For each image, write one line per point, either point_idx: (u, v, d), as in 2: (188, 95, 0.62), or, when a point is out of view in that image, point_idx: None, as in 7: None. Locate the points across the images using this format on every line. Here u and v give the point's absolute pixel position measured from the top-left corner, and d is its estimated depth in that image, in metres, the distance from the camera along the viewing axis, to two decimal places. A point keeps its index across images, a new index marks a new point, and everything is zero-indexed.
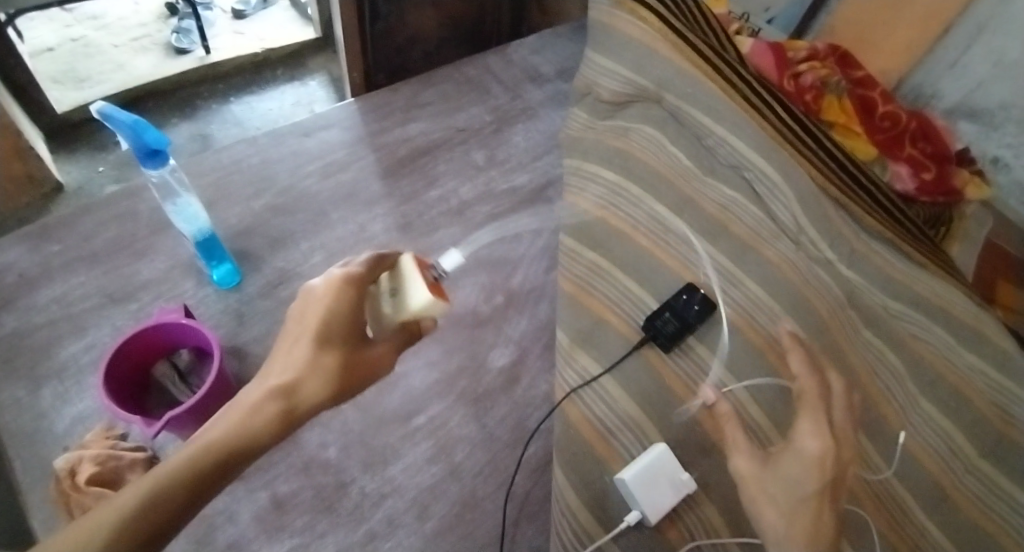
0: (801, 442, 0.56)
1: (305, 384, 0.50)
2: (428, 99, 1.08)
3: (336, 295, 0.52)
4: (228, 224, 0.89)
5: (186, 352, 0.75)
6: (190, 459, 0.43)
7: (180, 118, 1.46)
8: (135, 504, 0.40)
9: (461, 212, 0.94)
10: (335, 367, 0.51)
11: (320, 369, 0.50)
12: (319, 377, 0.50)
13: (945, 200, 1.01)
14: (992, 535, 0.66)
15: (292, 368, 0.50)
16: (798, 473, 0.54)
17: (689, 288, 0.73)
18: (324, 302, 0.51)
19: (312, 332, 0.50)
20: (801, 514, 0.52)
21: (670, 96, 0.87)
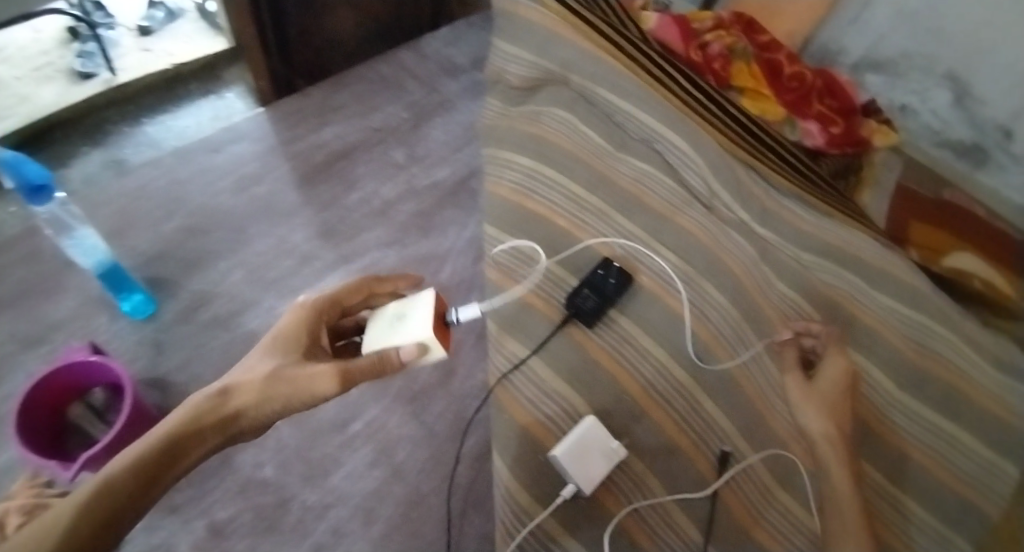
0: (833, 359, 0.68)
1: (239, 392, 0.48)
2: (341, 101, 1.06)
3: (281, 326, 0.53)
4: (137, 252, 0.86)
5: (101, 391, 0.72)
6: (133, 461, 0.42)
7: (91, 146, 1.28)
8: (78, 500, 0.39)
9: (384, 212, 0.93)
10: (266, 377, 0.49)
11: (253, 382, 0.48)
12: (250, 389, 0.48)
13: (855, 150, 1.02)
14: (920, 464, 0.68)
15: (234, 379, 0.49)
16: (833, 378, 0.67)
17: (605, 265, 0.74)
18: (274, 333, 0.53)
19: (256, 355, 0.52)
20: (835, 404, 0.65)
21: (575, 77, 0.88)
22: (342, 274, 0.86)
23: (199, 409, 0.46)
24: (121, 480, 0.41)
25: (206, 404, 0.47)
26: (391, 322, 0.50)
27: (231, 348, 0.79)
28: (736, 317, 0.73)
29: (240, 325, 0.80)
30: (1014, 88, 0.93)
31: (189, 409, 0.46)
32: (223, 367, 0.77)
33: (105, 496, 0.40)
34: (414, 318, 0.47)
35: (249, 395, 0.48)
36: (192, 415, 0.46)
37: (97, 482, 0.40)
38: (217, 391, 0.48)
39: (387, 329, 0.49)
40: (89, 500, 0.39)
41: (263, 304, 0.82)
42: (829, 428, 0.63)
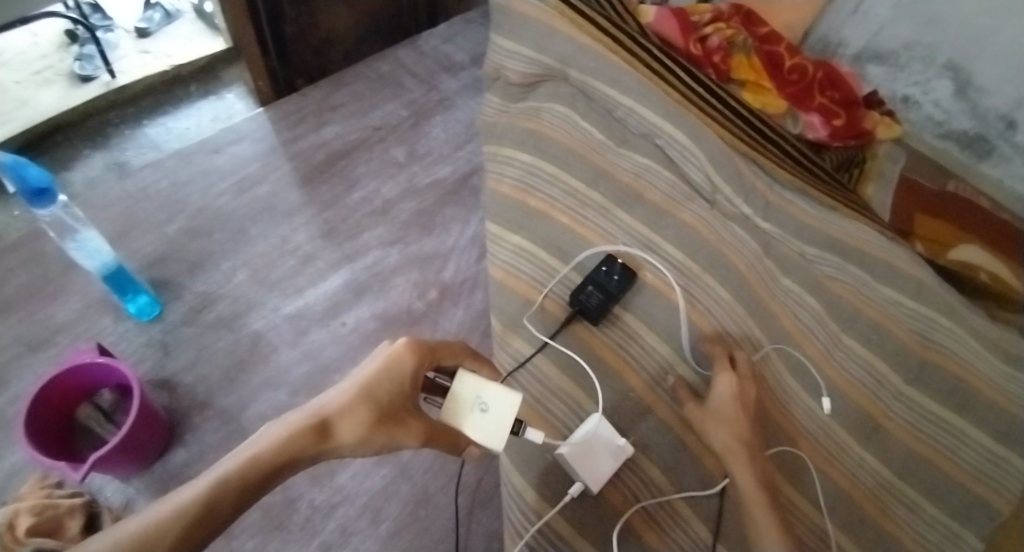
0: (720, 377, 0.63)
1: (339, 431, 0.44)
2: (341, 100, 1.06)
3: (396, 359, 0.47)
4: (141, 254, 0.86)
5: (107, 393, 0.73)
6: (233, 474, 0.41)
7: (94, 148, 1.28)
8: (178, 511, 0.38)
9: (386, 211, 0.93)
10: (370, 427, 0.45)
11: (357, 420, 0.45)
12: (354, 426, 0.44)
13: (858, 141, 1.02)
14: (927, 457, 0.68)
15: (337, 409, 0.45)
16: (723, 395, 0.62)
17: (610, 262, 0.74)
18: (382, 365, 0.47)
19: (355, 390, 0.46)
20: (736, 422, 0.60)
21: (574, 72, 0.88)
22: (345, 273, 0.86)
23: (297, 448, 0.42)
24: (218, 503, 0.39)
25: (305, 438, 0.43)
26: (475, 405, 0.48)
27: (235, 349, 0.79)
28: (741, 312, 0.73)
29: (244, 326, 0.81)
30: (1014, 77, 0.93)
31: (287, 442, 0.42)
32: (229, 367, 0.77)
33: (200, 518, 0.39)
34: (499, 418, 0.48)
35: (351, 437, 0.44)
36: (295, 450, 0.43)
37: (194, 510, 0.38)
38: (318, 424, 0.44)
39: (466, 409, 0.48)
40: (184, 524, 0.38)
41: (267, 304, 0.83)
42: (735, 445, 0.58)
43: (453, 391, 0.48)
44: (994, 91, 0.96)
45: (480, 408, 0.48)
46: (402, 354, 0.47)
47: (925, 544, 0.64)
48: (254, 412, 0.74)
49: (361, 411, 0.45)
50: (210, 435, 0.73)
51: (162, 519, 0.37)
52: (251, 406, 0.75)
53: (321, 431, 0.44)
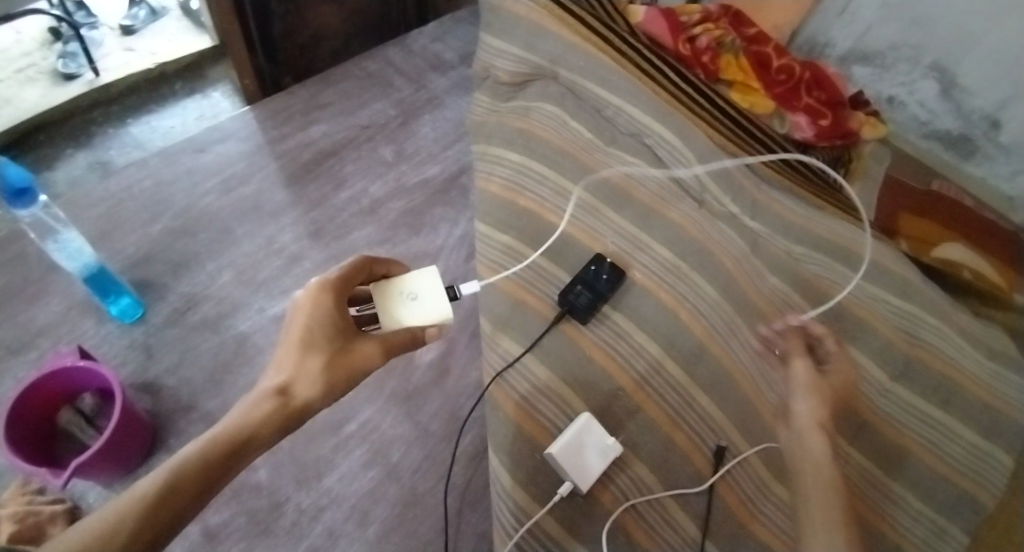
0: (838, 364, 0.68)
1: (296, 390, 0.48)
2: (328, 98, 1.05)
3: (317, 305, 0.49)
4: (124, 255, 0.85)
5: (89, 397, 0.71)
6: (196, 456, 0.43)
7: (76, 148, 1.26)
8: (144, 497, 0.40)
9: (374, 211, 0.92)
10: (322, 372, 0.48)
11: (305, 373, 0.48)
12: (305, 380, 0.48)
13: (844, 142, 1.02)
14: (913, 453, 0.69)
15: (283, 369, 0.48)
16: (834, 377, 0.66)
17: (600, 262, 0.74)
18: (305, 315, 0.49)
19: (292, 347, 0.49)
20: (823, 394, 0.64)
21: (564, 71, 0.88)
22: None
23: (261, 418, 0.46)
24: (181, 481, 0.42)
25: (264, 403, 0.47)
26: (405, 295, 0.54)
27: (220, 350, 0.78)
28: (728, 311, 0.73)
29: (229, 327, 0.79)
30: (999, 77, 0.94)
31: (248, 417, 0.46)
32: (213, 370, 0.76)
33: (164, 503, 0.41)
34: (431, 291, 0.54)
35: (308, 390, 0.48)
36: (253, 420, 0.46)
37: (160, 493, 0.41)
38: (276, 392, 0.47)
39: (397, 304, 0.53)
40: (152, 504, 0.40)
41: (253, 305, 0.81)
42: (817, 419, 0.61)
43: (380, 296, 0.54)
44: (980, 91, 0.97)
45: (411, 297, 0.54)
46: (319, 296, 0.50)
47: (912, 539, 0.65)
48: None
49: (306, 361, 0.48)
50: (195, 438, 0.72)
51: (131, 499, 0.40)
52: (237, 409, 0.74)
53: (276, 394, 0.47)
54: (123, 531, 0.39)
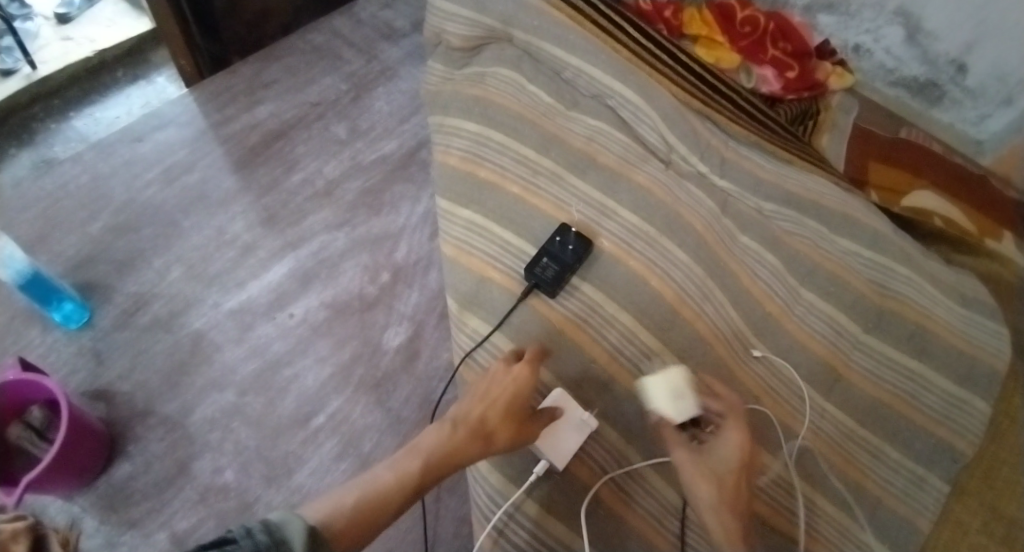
0: (727, 432, 0.59)
1: (494, 438, 0.52)
2: (274, 76, 0.99)
3: (523, 377, 0.56)
4: (65, 257, 0.80)
5: (38, 409, 0.66)
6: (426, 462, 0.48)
7: (18, 147, 1.18)
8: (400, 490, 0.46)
9: (330, 192, 0.88)
10: (515, 438, 0.53)
11: (509, 421, 0.53)
12: (506, 428, 0.53)
13: (811, 94, 1.00)
14: (889, 405, 0.68)
15: (491, 411, 0.53)
16: (730, 457, 0.58)
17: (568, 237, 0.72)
18: (513, 380, 0.55)
19: (501, 402, 0.54)
20: (726, 483, 0.57)
21: (518, 31, 0.85)
22: (290, 262, 0.81)
23: (468, 452, 0.51)
24: (412, 489, 0.47)
25: (470, 436, 0.51)
26: (669, 390, 0.59)
27: (176, 350, 0.74)
28: (699, 273, 0.71)
29: (183, 325, 0.76)
30: (964, 18, 0.89)
31: (461, 447, 0.50)
32: (170, 371, 0.73)
33: (410, 496, 0.47)
34: (691, 404, 0.58)
35: (504, 442, 0.52)
36: (460, 445, 0.50)
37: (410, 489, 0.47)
38: (480, 429, 0.52)
39: (662, 390, 0.59)
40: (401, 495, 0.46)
41: (207, 300, 0.77)
42: (729, 515, 0.56)
43: (659, 375, 0.60)
44: (945, 35, 0.93)
45: (673, 393, 0.58)
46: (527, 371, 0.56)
47: (889, 489, 0.65)
48: (199, 416, 0.70)
49: (506, 420, 0.53)
50: (155, 443, 0.68)
51: (378, 492, 0.45)
52: (198, 410, 0.71)
53: (480, 436, 0.52)
54: (386, 509, 0.45)
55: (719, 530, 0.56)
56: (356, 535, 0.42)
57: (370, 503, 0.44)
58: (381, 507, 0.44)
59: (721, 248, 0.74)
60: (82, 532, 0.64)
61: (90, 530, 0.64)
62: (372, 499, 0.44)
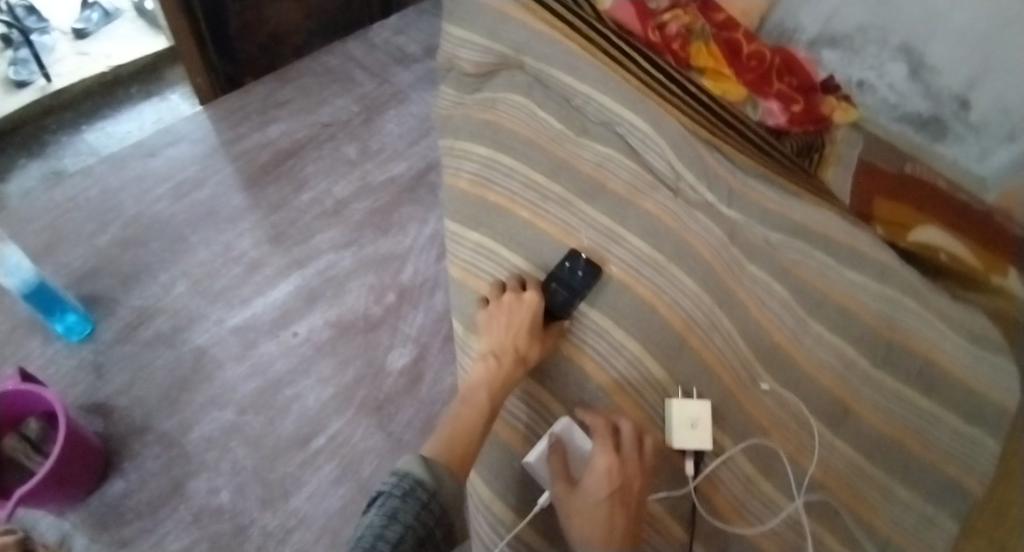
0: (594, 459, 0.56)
1: (530, 357, 0.63)
2: (287, 96, 1.00)
3: (531, 304, 0.64)
4: (71, 269, 0.80)
5: (35, 421, 0.64)
6: (490, 392, 0.59)
7: (28, 158, 1.19)
8: (480, 425, 0.56)
9: (339, 212, 0.88)
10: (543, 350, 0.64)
11: (536, 341, 0.64)
12: (536, 344, 0.64)
13: (817, 127, 0.96)
14: (901, 441, 0.67)
15: (519, 337, 0.63)
16: (595, 484, 0.55)
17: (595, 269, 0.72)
18: (526, 306, 0.64)
19: (523, 325, 0.63)
20: (595, 520, 0.53)
21: (529, 59, 0.84)
22: (295, 280, 0.81)
23: (516, 374, 0.61)
24: (486, 415, 0.58)
25: (513, 362, 0.62)
26: (688, 423, 0.61)
27: (177, 365, 0.73)
28: (708, 302, 0.70)
29: (185, 341, 0.75)
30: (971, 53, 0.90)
31: (510, 373, 0.61)
32: (169, 387, 0.72)
33: (487, 421, 0.58)
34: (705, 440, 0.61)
35: (537, 355, 0.64)
36: (507, 371, 0.61)
37: (484, 418, 0.57)
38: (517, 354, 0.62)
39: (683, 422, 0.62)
40: (480, 425, 0.57)
41: (211, 316, 0.77)
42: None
43: (682, 405, 0.62)
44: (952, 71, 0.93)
45: (693, 427, 0.61)
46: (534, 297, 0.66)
47: (901, 527, 0.64)
48: (198, 434, 0.69)
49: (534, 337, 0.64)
50: (150, 461, 0.67)
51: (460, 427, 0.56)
52: (197, 426, 0.69)
53: (519, 360, 0.62)
54: (474, 438, 0.56)
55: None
56: (462, 463, 0.52)
57: (459, 436, 0.55)
58: (470, 438, 0.55)
59: (729, 278, 0.73)
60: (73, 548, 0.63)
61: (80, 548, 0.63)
62: (463, 436, 0.55)
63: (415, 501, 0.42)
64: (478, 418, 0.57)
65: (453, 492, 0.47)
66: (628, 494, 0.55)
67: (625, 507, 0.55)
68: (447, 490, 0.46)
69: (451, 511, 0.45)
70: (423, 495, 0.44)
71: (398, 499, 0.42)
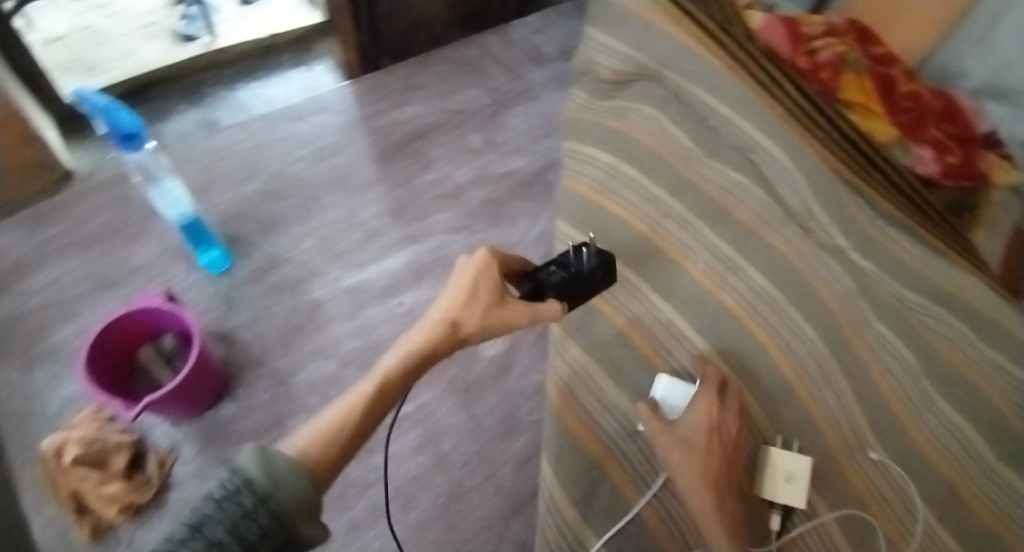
0: (695, 400, 0.59)
1: (464, 328, 0.55)
2: (425, 80, 1.05)
3: (479, 272, 0.57)
4: (218, 209, 0.89)
5: (170, 337, 0.73)
6: (399, 368, 0.52)
7: (188, 104, 1.34)
8: (366, 397, 0.49)
9: (457, 196, 0.91)
10: (484, 322, 0.55)
11: (473, 311, 0.55)
12: (474, 313, 0.55)
13: (973, 184, 0.73)
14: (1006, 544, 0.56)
15: (452, 308, 0.55)
16: (695, 422, 0.57)
17: (610, 271, 0.64)
18: (474, 271, 0.57)
19: (461, 295, 0.56)
20: (699, 454, 0.55)
21: (670, 72, 0.81)
22: (409, 254, 0.85)
23: (437, 344, 0.53)
24: (383, 391, 0.50)
25: (439, 331, 0.54)
26: (783, 474, 0.59)
27: (295, 313, 0.79)
28: (823, 351, 0.65)
29: (306, 292, 0.81)
30: None
31: (429, 344, 0.54)
32: (286, 331, 0.78)
33: (381, 398, 0.49)
34: (799, 494, 0.58)
35: (473, 327, 0.55)
36: (426, 342, 0.54)
37: (376, 390, 0.49)
38: (445, 324, 0.54)
39: (778, 476, 0.59)
40: (370, 401, 0.49)
41: (329, 274, 0.83)
42: (703, 485, 0.53)
43: (779, 456, 0.59)
44: None
45: (789, 481, 0.58)
46: (486, 260, 0.58)
47: None
48: (303, 378, 0.75)
49: (476, 305, 0.56)
50: (261, 393, 0.73)
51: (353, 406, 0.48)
52: (304, 371, 0.75)
53: (450, 328, 0.54)
54: (354, 418, 0.48)
55: (694, 502, 0.53)
56: (323, 448, 0.44)
57: (344, 420, 0.47)
58: (349, 419, 0.47)
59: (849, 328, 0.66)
60: (180, 458, 0.69)
61: (186, 458, 0.69)
62: (347, 413, 0.48)
63: (232, 509, 0.36)
64: (368, 395, 0.49)
65: (297, 494, 0.39)
66: (728, 441, 0.56)
67: (726, 448, 0.56)
68: (288, 495, 0.38)
69: (290, 518, 0.38)
70: (245, 504, 0.36)
71: (213, 505, 0.36)
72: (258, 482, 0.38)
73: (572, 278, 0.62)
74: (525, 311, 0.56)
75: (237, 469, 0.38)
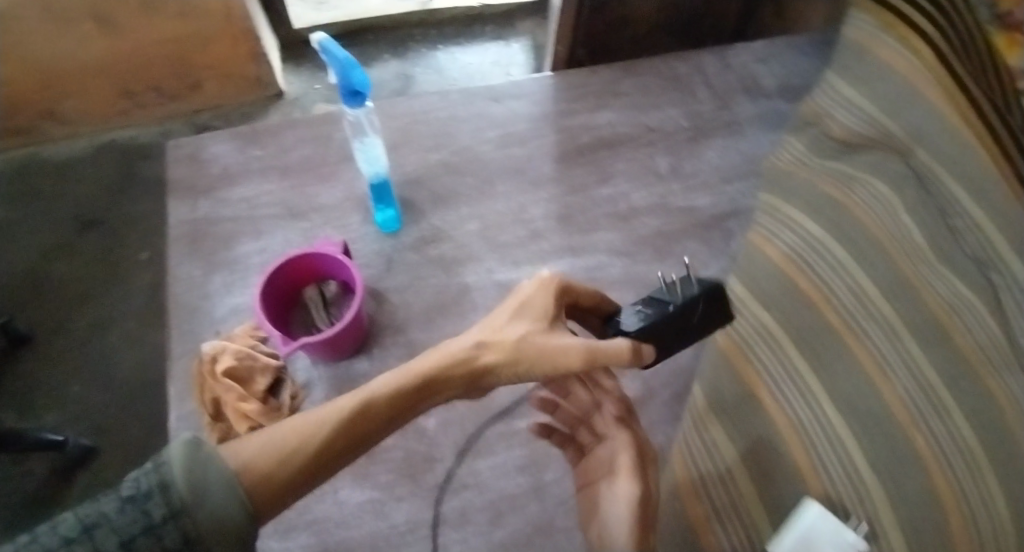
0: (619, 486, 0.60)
1: (487, 359, 0.50)
2: (628, 88, 1.00)
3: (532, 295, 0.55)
4: (402, 171, 0.92)
5: (334, 284, 0.78)
6: (392, 389, 0.48)
7: (392, 55, 1.66)
8: (342, 412, 0.46)
9: (627, 219, 0.87)
10: (515, 353, 0.50)
11: (504, 342, 0.51)
12: (503, 342, 0.51)
13: None
14: None
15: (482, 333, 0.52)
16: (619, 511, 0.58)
17: (712, 302, 0.57)
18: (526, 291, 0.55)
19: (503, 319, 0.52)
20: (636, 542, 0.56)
21: (921, 151, 0.68)
22: (564, 265, 0.82)
23: (451, 370, 0.49)
24: (364, 408, 0.46)
25: (460, 355, 0.50)
26: None
27: (443, 291, 0.81)
28: None
29: (458, 273, 0.82)
30: None
31: (443, 366, 0.49)
32: (431, 306, 0.80)
33: (359, 418, 0.46)
34: None
35: (500, 357, 0.50)
36: (440, 365, 0.49)
37: (358, 407, 0.46)
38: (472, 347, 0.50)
39: None
40: (347, 418, 0.46)
41: (484, 263, 0.83)
42: None
43: None
44: None
45: None
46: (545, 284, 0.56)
47: None
48: None
49: (512, 328, 0.52)
50: (393, 358, 0.76)
51: (323, 418, 0.46)
52: None
53: (471, 358, 0.50)
54: (319, 431, 0.45)
55: None
56: (266, 459, 0.43)
57: (306, 434, 0.45)
58: (314, 429, 0.45)
59: None
60: (310, 397, 0.73)
61: (315, 399, 0.73)
62: (313, 424, 0.45)
63: (136, 516, 0.36)
64: (344, 413, 0.46)
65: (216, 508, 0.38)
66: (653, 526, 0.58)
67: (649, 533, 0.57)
68: (209, 511, 0.37)
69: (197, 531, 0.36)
70: (152, 508, 0.36)
71: (118, 505, 0.36)
72: (173, 480, 0.37)
73: (661, 313, 0.56)
74: (567, 346, 0.50)
75: (162, 463, 0.38)
